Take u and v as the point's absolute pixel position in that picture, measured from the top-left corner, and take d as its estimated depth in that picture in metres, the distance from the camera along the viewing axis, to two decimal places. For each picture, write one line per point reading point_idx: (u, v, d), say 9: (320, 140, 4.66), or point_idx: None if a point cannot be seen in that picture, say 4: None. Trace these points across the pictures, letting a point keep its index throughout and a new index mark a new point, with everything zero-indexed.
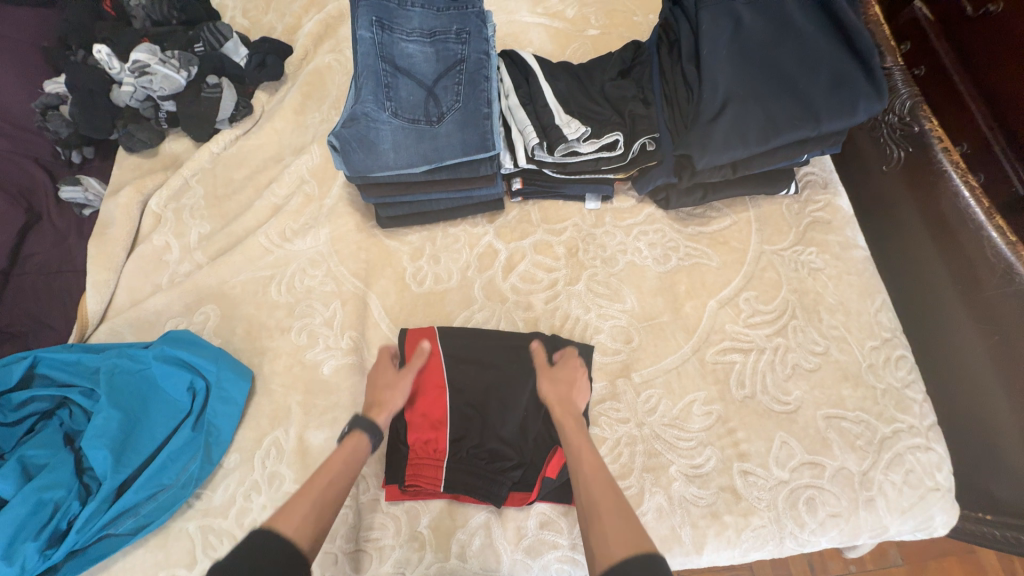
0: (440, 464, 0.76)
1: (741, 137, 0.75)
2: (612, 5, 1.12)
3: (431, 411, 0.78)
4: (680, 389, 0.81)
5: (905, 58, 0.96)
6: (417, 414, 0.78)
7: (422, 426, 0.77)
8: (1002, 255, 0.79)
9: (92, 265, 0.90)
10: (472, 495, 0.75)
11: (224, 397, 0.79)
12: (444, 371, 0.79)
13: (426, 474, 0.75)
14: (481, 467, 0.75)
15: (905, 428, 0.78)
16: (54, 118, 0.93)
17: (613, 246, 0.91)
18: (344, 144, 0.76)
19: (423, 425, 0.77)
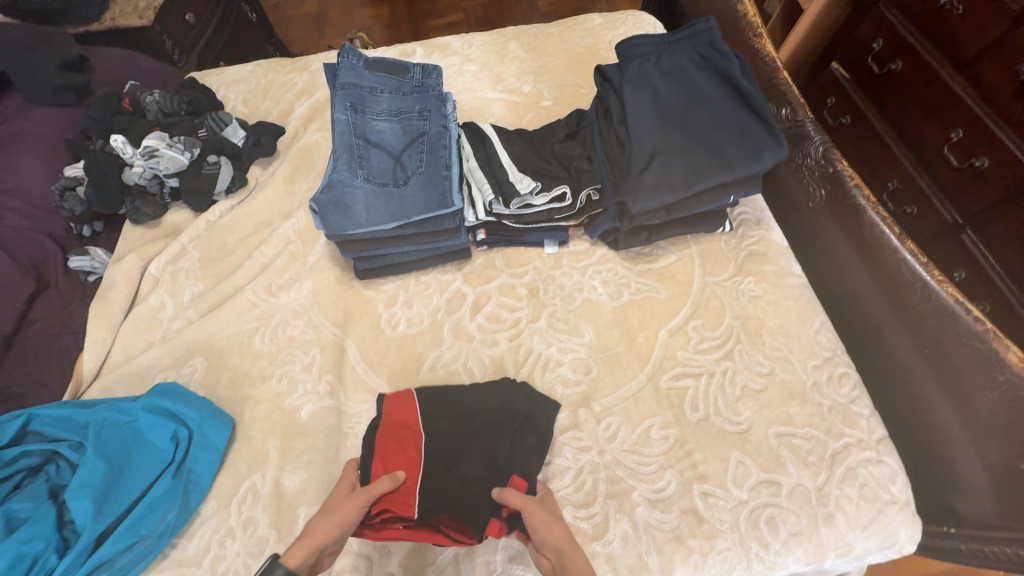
0: (412, 489, 0.77)
1: (668, 184, 0.86)
2: (561, 80, 1.30)
3: (403, 449, 0.81)
4: (638, 416, 0.85)
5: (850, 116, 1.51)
6: (383, 454, 0.80)
7: (391, 462, 0.80)
8: (918, 274, 0.86)
9: (92, 326, 0.97)
10: (447, 526, 0.74)
11: (207, 445, 0.83)
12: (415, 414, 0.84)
13: (400, 498, 0.76)
14: (453, 500, 0.77)
15: (854, 442, 0.81)
16: (70, 199, 1.06)
17: (571, 285, 1.00)
18: (322, 207, 0.86)
19: (391, 462, 0.80)
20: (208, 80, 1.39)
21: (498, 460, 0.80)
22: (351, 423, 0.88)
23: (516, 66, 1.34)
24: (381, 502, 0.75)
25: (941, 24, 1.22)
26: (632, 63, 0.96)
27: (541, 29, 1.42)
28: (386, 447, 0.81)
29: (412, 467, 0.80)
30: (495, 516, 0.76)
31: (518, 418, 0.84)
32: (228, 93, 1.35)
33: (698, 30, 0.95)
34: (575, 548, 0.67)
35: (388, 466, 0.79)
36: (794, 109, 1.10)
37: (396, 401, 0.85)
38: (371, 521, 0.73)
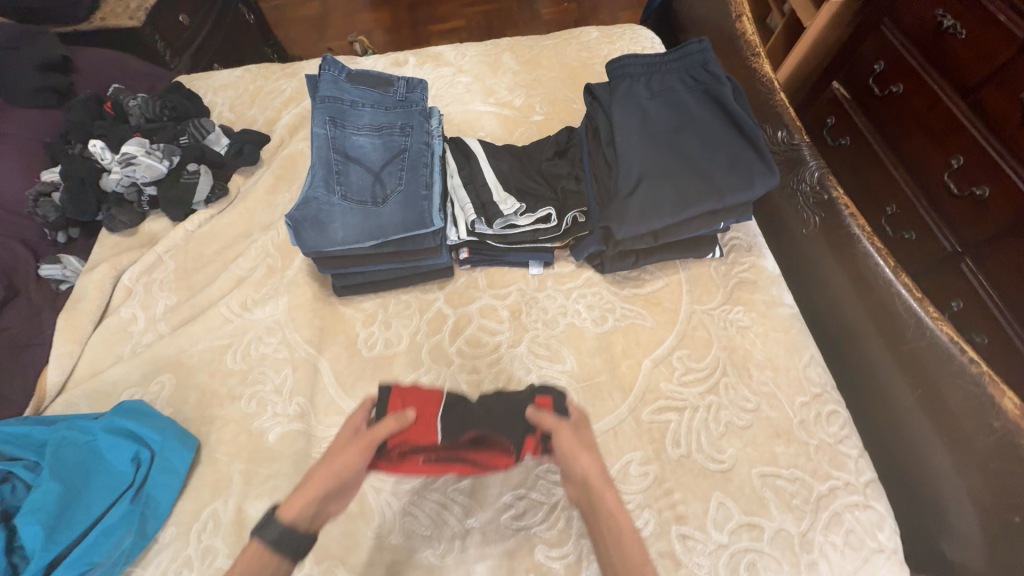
0: (427, 424, 0.75)
1: (654, 210, 0.83)
2: (554, 95, 1.27)
3: (417, 393, 0.79)
4: (617, 450, 0.82)
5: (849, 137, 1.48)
6: (398, 397, 0.78)
7: (407, 403, 0.78)
8: (913, 310, 0.83)
9: (59, 338, 0.94)
10: (474, 454, 0.75)
11: (169, 469, 0.80)
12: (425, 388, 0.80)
13: (419, 433, 0.74)
14: (478, 427, 0.77)
15: (841, 485, 0.78)
16: (44, 205, 1.03)
17: (554, 309, 0.97)
18: (297, 225, 0.84)
19: (408, 403, 0.78)
20: (195, 84, 1.36)
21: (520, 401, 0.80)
22: (320, 448, 0.84)
23: (509, 78, 1.32)
24: (398, 439, 0.73)
25: (945, 48, 1.20)
26: (621, 83, 0.93)
27: (536, 41, 1.40)
28: (401, 393, 0.79)
29: (426, 404, 0.78)
30: (530, 434, 0.76)
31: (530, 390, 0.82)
32: (215, 98, 1.33)
33: (690, 52, 0.93)
34: (605, 486, 0.69)
35: (403, 405, 0.77)
36: (790, 132, 1.07)
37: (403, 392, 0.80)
38: (388, 455, 0.72)
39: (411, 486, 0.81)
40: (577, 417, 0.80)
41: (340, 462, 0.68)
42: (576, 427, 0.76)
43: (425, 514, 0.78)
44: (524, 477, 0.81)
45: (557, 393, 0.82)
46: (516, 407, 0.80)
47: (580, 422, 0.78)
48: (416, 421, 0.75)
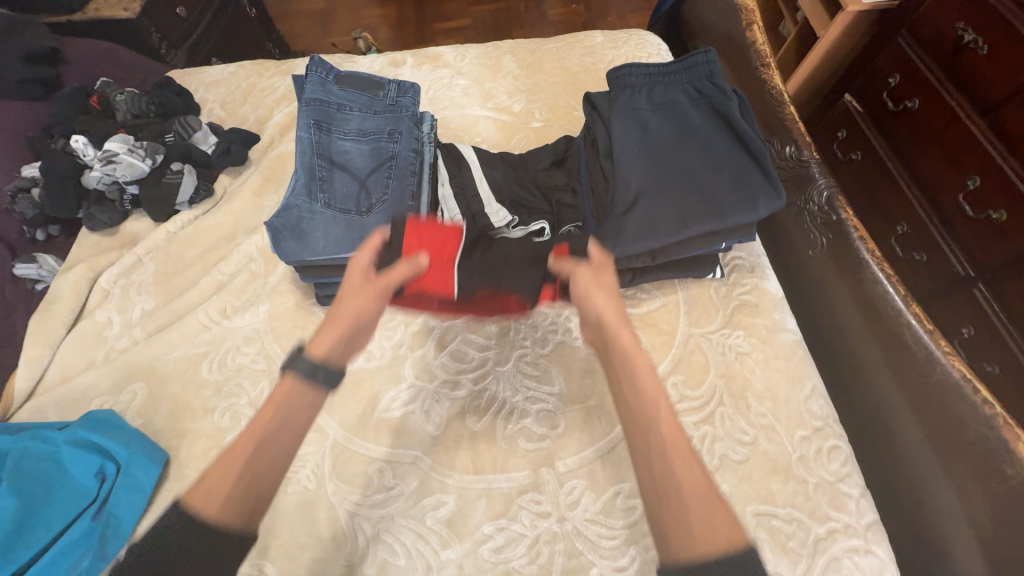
0: (440, 270, 0.77)
1: (652, 228, 0.78)
2: (555, 101, 1.23)
3: (434, 233, 0.77)
4: (604, 481, 0.78)
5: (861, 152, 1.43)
6: (413, 236, 0.76)
7: (424, 244, 0.76)
8: (923, 341, 0.79)
9: (31, 342, 0.91)
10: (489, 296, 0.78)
11: (133, 483, 0.76)
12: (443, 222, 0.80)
13: (431, 277, 0.76)
14: (494, 282, 0.77)
15: (840, 528, 0.73)
16: (22, 202, 1.00)
17: (545, 326, 0.93)
18: (276, 233, 0.80)
19: (424, 242, 0.76)
20: (187, 79, 1.33)
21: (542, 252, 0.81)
22: (294, 466, 0.81)
23: (509, 82, 1.27)
24: (414, 285, 0.75)
25: (965, 63, 1.15)
26: (622, 94, 0.89)
27: (538, 44, 1.35)
28: (415, 231, 0.76)
29: (437, 247, 0.78)
30: (547, 284, 0.78)
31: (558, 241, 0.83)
32: (206, 94, 1.29)
33: (696, 63, 0.89)
34: (619, 317, 0.63)
35: (418, 244, 0.76)
36: (799, 148, 1.03)
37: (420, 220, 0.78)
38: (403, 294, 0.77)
39: (387, 511, 0.77)
40: (601, 259, 0.74)
41: (354, 301, 0.66)
42: (594, 269, 0.71)
43: (399, 543, 0.74)
44: (505, 506, 0.77)
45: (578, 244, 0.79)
46: (537, 256, 0.80)
47: (597, 266, 0.72)
48: (427, 268, 0.75)
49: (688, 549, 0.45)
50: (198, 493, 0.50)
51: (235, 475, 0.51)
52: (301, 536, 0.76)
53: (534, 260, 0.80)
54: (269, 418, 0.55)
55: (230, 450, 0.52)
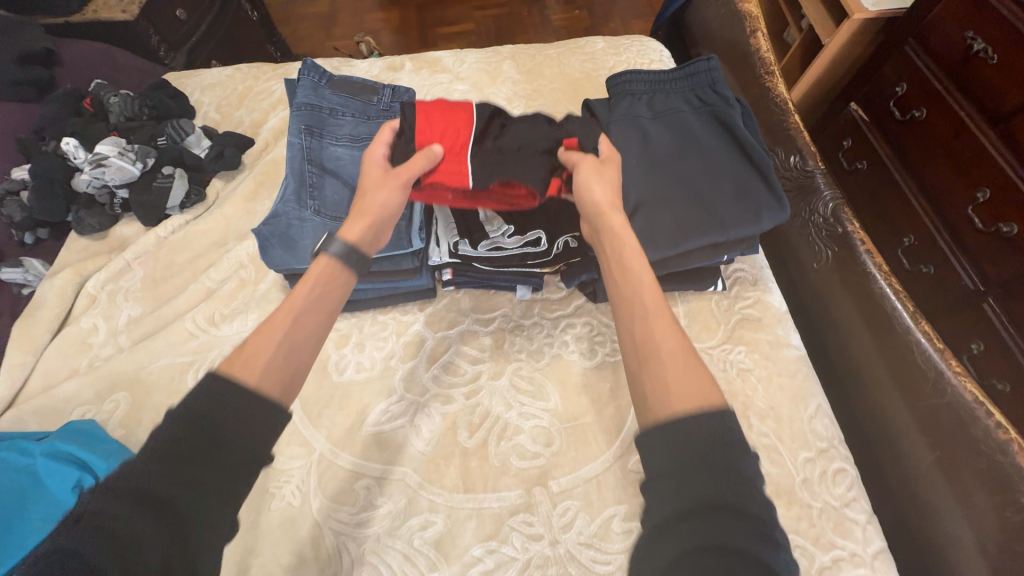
0: (454, 158, 0.77)
1: (652, 240, 0.76)
2: (554, 108, 1.21)
3: (446, 127, 0.78)
4: (599, 502, 0.75)
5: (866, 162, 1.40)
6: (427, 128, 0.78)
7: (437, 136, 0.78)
8: (933, 361, 0.76)
9: (14, 349, 0.89)
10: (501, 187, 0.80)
11: None
12: (454, 109, 0.80)
13: (447, 168, 0.76)
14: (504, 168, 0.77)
15: (846, 556, 0.70)
16: (11, 205, 0.99)
17: (540, 339, 0.90)
18: (264, 241, 0.78)
19: (436, 134, 0.78)
20: (184, 82, 1.32)
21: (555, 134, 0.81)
22: (278, 482, 0.78)
23: (508, 88, 1.25)
24: (431, 175, 0.76)
25: (974, 73, 1.12)
26: (622, 101, 0.87)
27: (539, 50, 1.34)
28: (427, 124, 0.78)
29: (451, 136, 0.78)
30: (556, 176, 0.78)
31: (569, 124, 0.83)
32: (202, 97, 1.28)
33: (697, 71, 0.87)
34: (612, 210, 0.70)
35: (431, 137, 0.78)
36: (804, 158, 1.00)
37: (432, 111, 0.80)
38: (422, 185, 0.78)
39: (373, 530, 0.74)
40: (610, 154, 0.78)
41: (377, 194, 0.73)
42: (599, 162, 0.74)
43: (384, 565, 0.71)
44: (496, 527, 0.74)
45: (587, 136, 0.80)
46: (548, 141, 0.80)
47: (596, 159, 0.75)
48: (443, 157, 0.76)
49: (675, 404, 0.53)
50: (236, 369, 0.56)
51: (275, 343, 0.59)
52: (283, 555, 0.73)
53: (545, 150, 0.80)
54: (319, 289, 0.66)
55: (274, 316, 0.62)
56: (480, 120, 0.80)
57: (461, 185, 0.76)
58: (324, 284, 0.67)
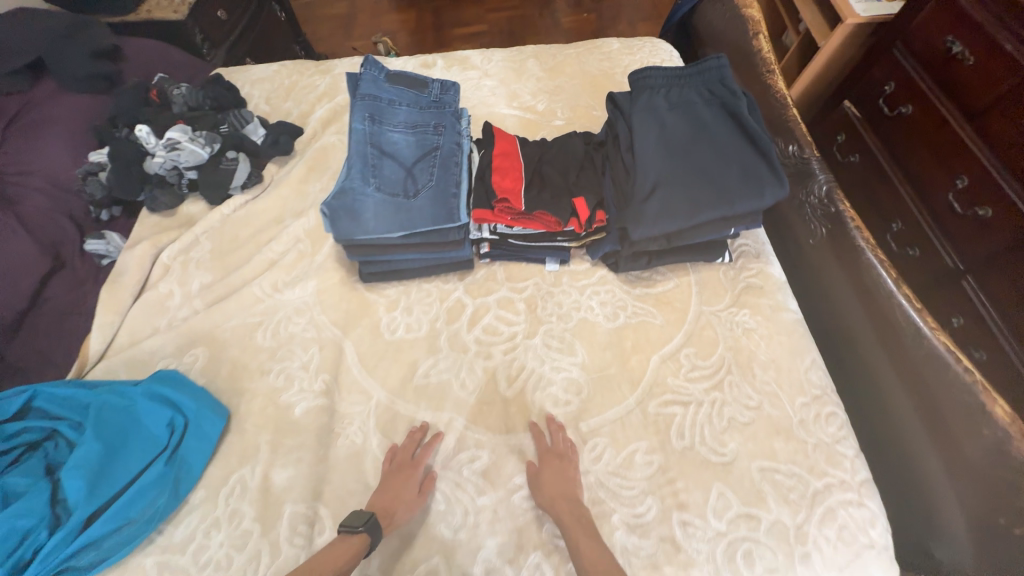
0: (516, 185, 0.95)
1: (670, 214, 0.88)
2: (575, 101, 1.33)
3: (510, 158, 1.00)
4: (624, 439, 0.86)
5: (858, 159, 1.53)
6: (497, 160, 0.99)
7: (506, 164, 0.99)
8: (912, 319, 0.87)
9: (103, 308, 1.00)
10: (543, 211, 0.95)
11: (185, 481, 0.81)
12: (518, 149, 1.03)
13: (509, 191, 0.94)
14: (543, 196, 0.95)
15: (836, 482, 0.81)
16: (93, 184, 1.11)
17: (569, 303, 1.02)
18: (333, 213, 0.89)
19: (505, 164, 0.99)
20: (234, 76, 1.43)
21: (581, 168, 1.01)
22: (343, 423, 0.90)
23: (532, 83, 1.38)
24: (500, 196, 0.94)
25: (954, 72, 1.24)
26: (642, 94, 0.99)
27: (560, 49, 1.45)
28: (500, 157, 1.00)
29: (511, 170, 0.98)
30: (575, 216, 0.95)
31: (599, 152, 1.04)
32: (252, 91, 1.39)
33: (709, 67, 0.99)
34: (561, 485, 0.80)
35: (501, 165, 0.98)
36: (801, 147, 1.11)
37: (501, 143, 1.02)
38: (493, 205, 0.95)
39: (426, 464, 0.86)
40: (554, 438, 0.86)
41: (403, 487, 0.80)
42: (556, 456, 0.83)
43: (440, 491, 0.83)
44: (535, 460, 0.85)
45: (615, 166, 0.99)
46: (573, 179, 0.99)
47: (560, 450, 0.84)
48: (505, 184, 0.95)
49: None
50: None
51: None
52: (351, 482, 0.84)
53: (573, 182, 0.98)
54: (348, 560, 0.68)
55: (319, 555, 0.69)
56: (527, 160, 1.01)
57: (518, 209, 0.95)
58: (350, 555, 0.69)
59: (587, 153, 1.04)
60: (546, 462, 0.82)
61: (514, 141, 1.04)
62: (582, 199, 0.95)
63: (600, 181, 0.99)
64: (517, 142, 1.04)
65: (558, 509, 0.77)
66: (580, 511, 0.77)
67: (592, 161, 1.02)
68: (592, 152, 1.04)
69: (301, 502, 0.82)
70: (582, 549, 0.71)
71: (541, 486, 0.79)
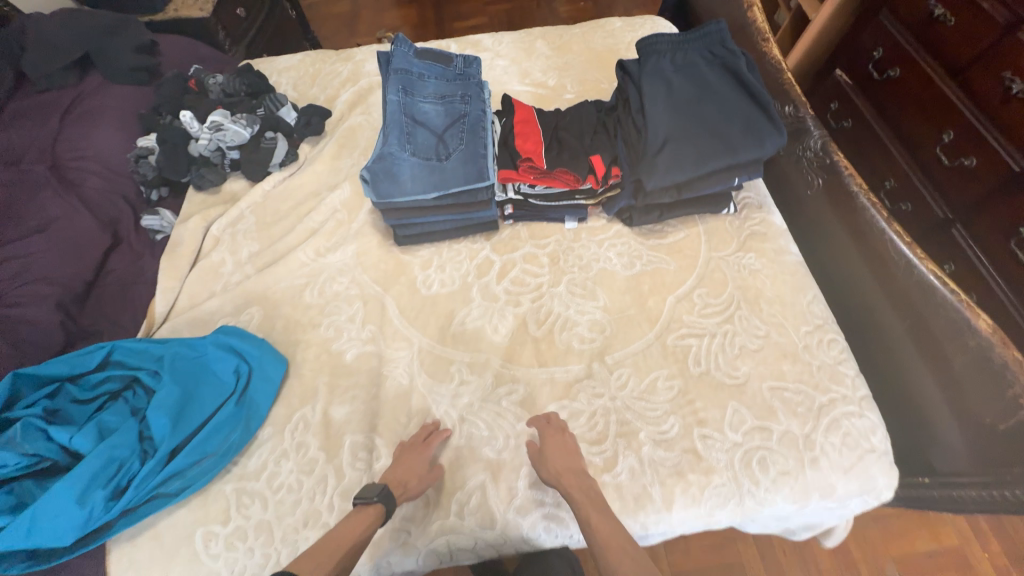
0: (538, 147, 1.04)
1: (679, 165, 0.97)
2: (584, 76, 1.42)
3: (530, 124, 1.09)
4: (646, 368, 0.95)
5: (852, 123, 1.62)
6: (518, 126, 1.08)
7: (526, 129, 1.08)
8: (903, 253, 0.94)
9: (164, 275, 1.10)
10: (563, 171, 1.04)
11: (246, 433, 0.90)
12: (536, 116, 1.12)
13: (531, 153, 1.03)
14: (562, 157, 1.04)
15: (839, 397, 0.90)
16: (145, 165, 1.20)
17: (588, 256, 1.11)
18: (373, 176, 0.99)
19: (526, 129, 1.08)
20: (261, 67, 1.53)
21: (596, 130, 1.10)
22: (390, 366, 0.99)
23: (542, 61, 1.47)
24: (524, 157, 1.03)
25: (937, 34, 1.33)
26: (649, 59, 1.08)
27: (566, 29, 1.54)
28: (520, 123, 1.09)
29: (531, 134, 1.07)
30: (592, 173, 1.04)
31: (611, 116, 1.13)
32: (279, 79, 1.49)
33: (710, 32, 1.08)
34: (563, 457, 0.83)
35: (522, 130, 1.07)
36: (797, 106, 1.20)
37: (520, 112, 1.11)
38: (517, 167, 1.05)
39: (467, 398, 0.95)
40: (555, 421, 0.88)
41: (413, 465, 0.84)
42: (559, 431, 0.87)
43: (482, 420, 0.92)
44: (567, 390, 0.94)
45: (627, 126, 1.07)
46: (588, 141, 1.08)
47: (560, 425, 0.88)
48: (528, 147, 1.04)
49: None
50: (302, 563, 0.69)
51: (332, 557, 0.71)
52: (402, 416, 0.93)
53: (589, 143, 1.07)
54: (364, 529, 0.75)
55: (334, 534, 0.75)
56: (545, 126, 1.10)
57: (540, 167, 1.03)
58: (366, 524, 0.76)
59: (600, 117, 1.13)
60: (549, 437, 0.86)
61: (531, 109, 1.13)
62: (599, 157, 1.04)
63: (613, 142, 1.08)
64: (534, 110, 1.13)
65: (567, 483, 0.80)
66: (587, 485, 0.80)
67: (604, 123, 1.11)
68: (604, 116, 1.13)
69: (360, 433, 0.91)
70: (594, 522, 0.75)
71: (546, 461, 0.82)
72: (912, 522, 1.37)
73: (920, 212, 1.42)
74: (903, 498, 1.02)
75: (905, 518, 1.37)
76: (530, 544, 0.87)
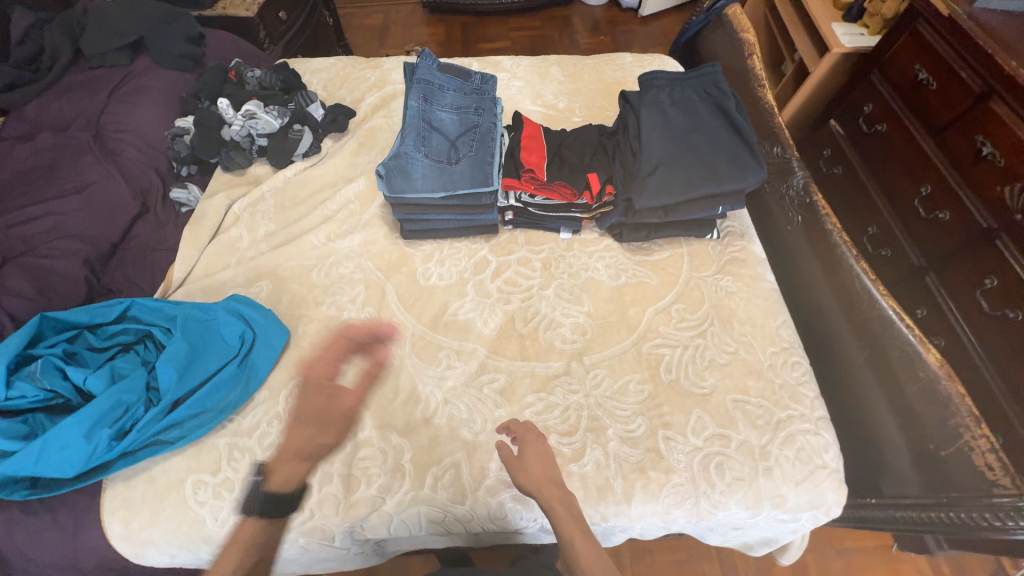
0: (541, 160, 1.14)
1: (668, 188, 1.07)
2: (591, 102, 1.53)
3: (536, 139, 1.19)
4: (620, 371, 1.02)
5: (842, 170, 1.72)
6: (526, 140, 1.19)
7: (532, 143, 1.18)
8: (867, 287, 1.03)
9: (184, 245, 1.19)
10: (562, 184, 1.14)
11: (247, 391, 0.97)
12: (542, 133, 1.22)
13: (534, 165, 1.13)
14: (562, 171, 1.14)
15: (797, 415, 0.97)
16: (179, 143, 1.30)
17: (579, 265, 1.19)
18: (388, 171, 1.08)
19: (532, 143, 1.18)
20: (295, 66, 1.65)
21: (596, 151, 1.20)
22: None
23: (554, 86, 1.58)
24: (527, 168, 1.13)
25: (919, 95, 1.44)
26: (650, 92, 1.19)
27: (580, 60, 1.67)
28: (528, 137, 1.19)
29: (536, 148, 1.17)
30: (588, 189, 1.13)
31: (611, 139, 1.23)
32: (310, 79, 1.60)
33: (706, 74, 1.19)
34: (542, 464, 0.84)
35: (528, 144, 1.18)
36: (784, 148, 1.31)
37: (529, 128, 1.22)
38: (520, 176, 1.14)
39: (451, 382, 1.02)
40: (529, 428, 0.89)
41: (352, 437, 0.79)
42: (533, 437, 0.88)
43: (464, 403, 0.99)
44: (544, 383, 1.01)
45: (624, 149, 1.17)
46: (588, 160, 1.17)
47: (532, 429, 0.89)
48: (531, 159, 1.14)
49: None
50: None
51: None
52: (389, 393, 1.00)
53: (589, 162, 1.17)
54: None
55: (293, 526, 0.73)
56: (550, 142, 1.21)
57: (541, 179, 1.13)
58: None
59: (601, 139, 1.23)
60: (529, 443, 0.86)
61: (539, 126, 1.24)
62: (596, 175, 1.13)
63: (610, 162, 1.17)
64: (541, 127, 1.23)
65: (548, 493, 0.80)
66: (569, 500, 0.81)
67: (604, 145, 1.21)
68: (604, 139, 1.23)
69: None
70: (580, 548, 0.73)
71: (526, 468, 0.83)
72: (874, 558, 1.40)
73: (897, 257, 1.51)
74: (846, 520, 1.04)
75: (867, 553, 1.40)
76: (496, 524, 0.92)
